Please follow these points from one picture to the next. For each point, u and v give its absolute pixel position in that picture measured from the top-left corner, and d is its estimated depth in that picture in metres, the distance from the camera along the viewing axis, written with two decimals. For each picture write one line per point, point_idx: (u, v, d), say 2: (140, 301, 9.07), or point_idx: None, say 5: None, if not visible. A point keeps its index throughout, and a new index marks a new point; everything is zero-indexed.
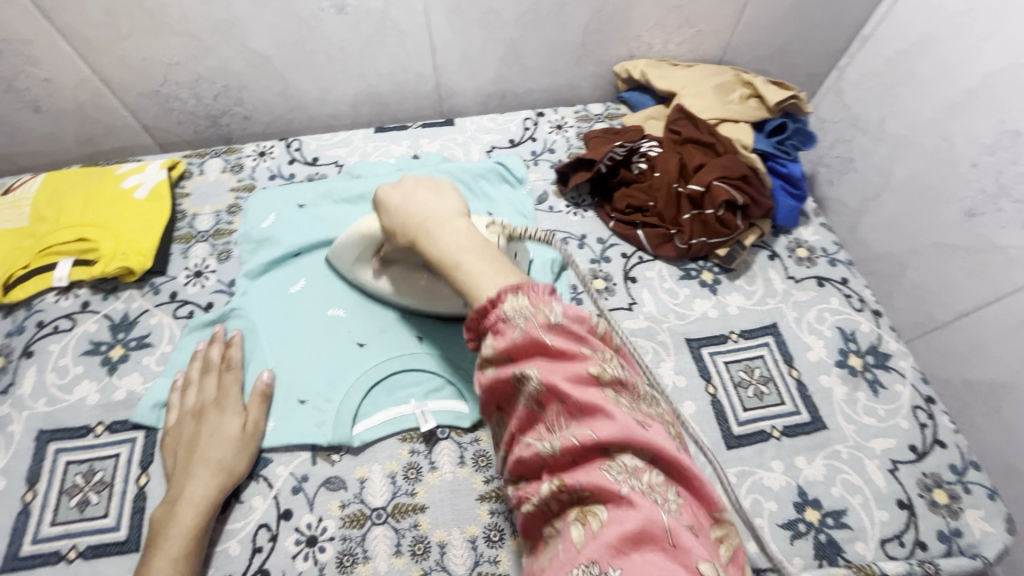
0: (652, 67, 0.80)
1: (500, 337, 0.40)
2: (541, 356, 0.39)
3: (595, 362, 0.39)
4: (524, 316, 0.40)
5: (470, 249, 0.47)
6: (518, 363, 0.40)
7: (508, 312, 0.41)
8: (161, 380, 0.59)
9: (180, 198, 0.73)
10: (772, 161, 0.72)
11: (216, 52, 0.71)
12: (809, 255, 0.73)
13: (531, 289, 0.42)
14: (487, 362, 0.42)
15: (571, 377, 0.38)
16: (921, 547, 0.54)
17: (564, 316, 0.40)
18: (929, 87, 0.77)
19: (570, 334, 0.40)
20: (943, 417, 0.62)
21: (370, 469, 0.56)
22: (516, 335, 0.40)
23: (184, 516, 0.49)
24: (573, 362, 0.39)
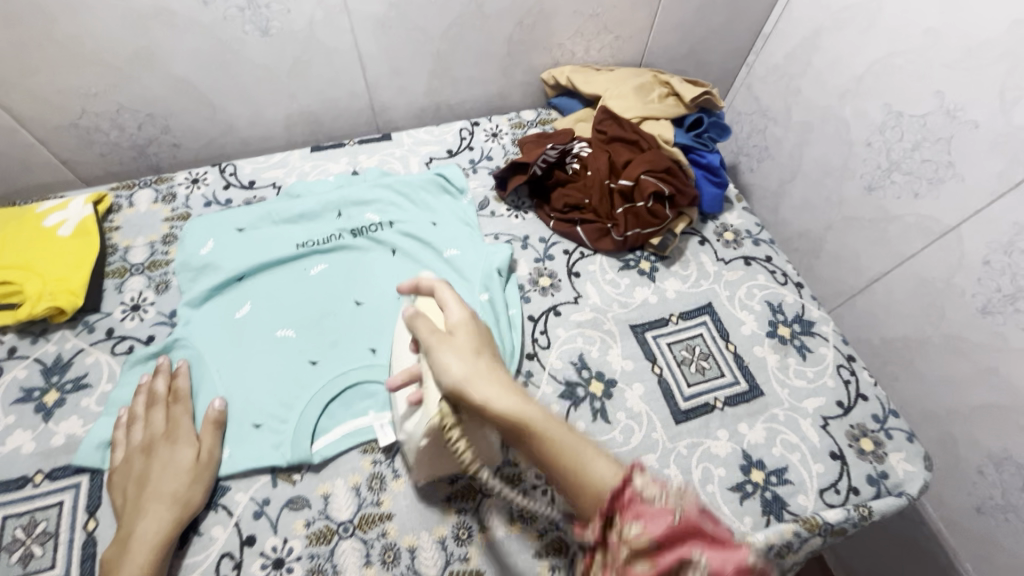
0: (576, 73, 0.84)
1: (647, 520, 0.34)
2: (700, 537, 0.33)
3: (749, 551, 0.33)
4: (667, 500, 0.35)
5: (479, 372, 0.44)
6: (674, 551, 0.33)
7: (644, 491, 0.36)
8: (103, 420, 0.57)
9: (110, 232, 0.71)
10: (693, 153, 0.77)
11: (138, 81, 0.70)
12: (735, 237, 0.78)
13: (646, 467, 0.37)
14: (632, 554, 0.33)
15: (737, 564, 0.32)
16: (854, 492, 0.59)
17: (699, 503, 0.36)
18: (824, 77, 0.85)
19: (715, 520, 0.35)
20: (863, 371, 0.68)
21: (334, 484, 0.56)
22: (667, 514, 0.34)
23: (137, 554, 0.48)
24: (731, 547, 0.33)
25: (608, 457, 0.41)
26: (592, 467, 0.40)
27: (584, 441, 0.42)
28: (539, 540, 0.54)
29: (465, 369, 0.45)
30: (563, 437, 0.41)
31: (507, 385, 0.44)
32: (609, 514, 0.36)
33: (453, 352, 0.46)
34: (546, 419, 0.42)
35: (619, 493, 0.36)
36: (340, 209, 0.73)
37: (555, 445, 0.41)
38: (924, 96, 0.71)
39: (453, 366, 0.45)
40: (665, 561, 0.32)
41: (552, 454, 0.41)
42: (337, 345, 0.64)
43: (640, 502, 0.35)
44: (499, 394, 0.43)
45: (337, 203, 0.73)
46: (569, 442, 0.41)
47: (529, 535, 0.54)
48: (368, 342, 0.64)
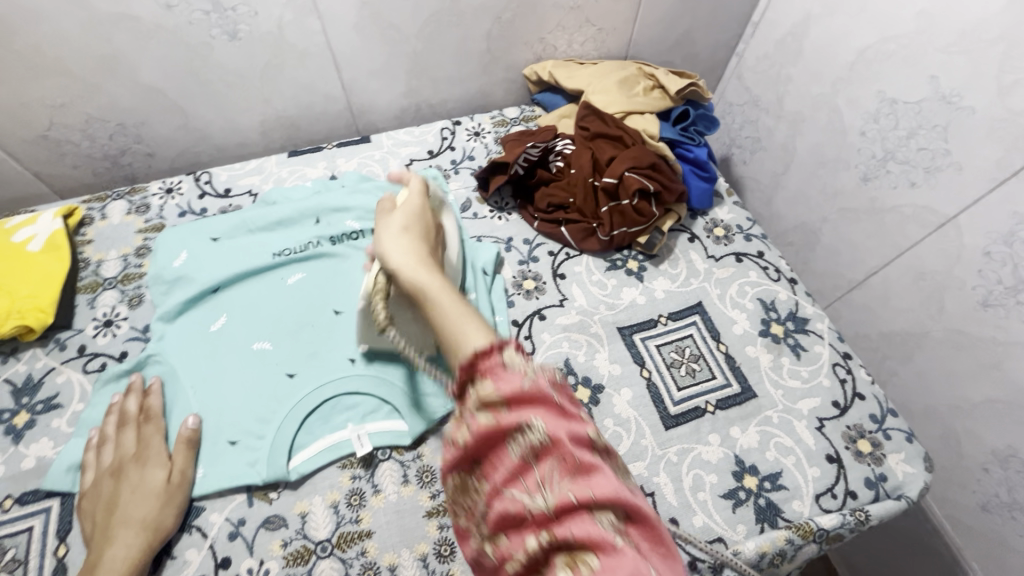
0: (559, 67, 0.82)
1: (501, 381, 0.35)
2: (545, 405, 0.34)
3: (590, 425, 0.35)
4: (524, 372, 0.35)
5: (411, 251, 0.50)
6: (519, 414, 0.34)
7: (507, 361, 0.36)
8: (75, 440, 0.56)
9: (82, 246, 0.69)
10: (680, 147, 0.75)
11: (105, 90, 0.68)
12: (726, 233, 0.76)
13: (518, 343, 0.38)
14: (478, 407, 0.35)
15: (575, 436, 0.34)
16: (852, 497, 0.57)
17: (557, 379, 0.37)
18: (815, 65, 0.82)
19: (568, 395, 0.36)
20: (860, 370, 0.66)
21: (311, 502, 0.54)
22: (520, 379, 0.35)
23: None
24: (574, 420, 0.35)
25: (483, 324, 0.42)
26: (463, 332, 0.41)
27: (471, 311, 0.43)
28: None
29: (394, 244, 0.51)
30: (444, 304, 0.44)
31: (430, 266, 0.48)
32: (470, 375, 0.37)
33: (400, 244, 0.51)
34: (437, 289, 0.45)
35: (479, 361, 0.37)
36: (317, 215, 0.71)
37: (433, 282, 0.46)
38: (919, 82, 0.68)
39: (397, 247, 0.50)
40: (505, 421, 0.34)
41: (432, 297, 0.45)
42: (315, 357, 0.62)
43: (495, 368, 0.36)
44: (413, 264, 0.48)
45: (314, 210, 0.71)
46: (449, 315, 0.43)
47: None
48: (346, 353, 0.62)
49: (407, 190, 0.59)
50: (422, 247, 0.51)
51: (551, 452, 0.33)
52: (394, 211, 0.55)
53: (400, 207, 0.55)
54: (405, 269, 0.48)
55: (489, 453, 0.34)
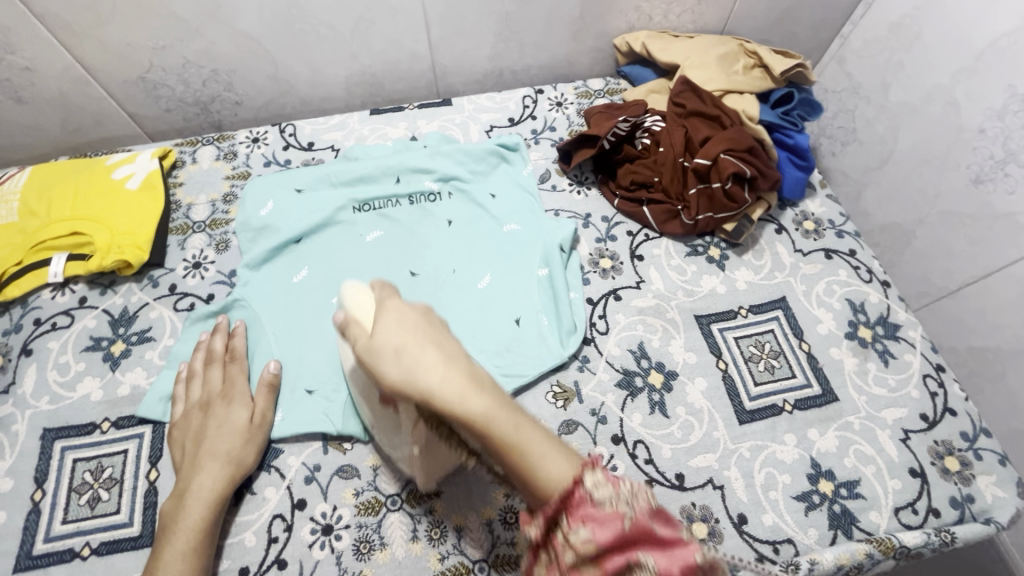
0: (653, 39, 0.78)
1: (596, 526, 0.33)
2: (571, 454, 0.35)
3: (695, 546, 0.34)
4: (617, 501, 0.34)
5: (440, 359, 0.37)
6: (624, 552, 0.33)
7: (594, 491, 0.35)
8: (167, 373, 0.58)
9: (174, 188, 0.71)
10: (778, 132, 0.71)
11: (203, 36, 0.69)
12: (816, 228, 0.72)
13: (606, 465, 0.36)
14: (580, 559, 0.34)
15: (683, 564, 0.33)
16: (934, 514, 0.55)
17: (651, 499, 0.36)
18: (935, 52, 0.75)
19: (665, 517, 0.35)
20: (953, 384, 0.62)
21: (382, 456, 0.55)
22: (615, 519, 0.34)
23: (194, 510, 0.49)
24: (679, 547, 0.34)
25: (564, 447, 0.37)
26: (547, 460, 0.35)
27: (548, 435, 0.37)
28: None
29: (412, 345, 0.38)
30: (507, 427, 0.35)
31: (471, 374, 0.37)
32: (557, 514, 0.35)
33: (426, 363, 0.37)
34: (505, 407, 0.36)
35: (569, 499, 0.35)
36: (398, 175, 0.71)
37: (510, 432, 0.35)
38: None
39: (423, 369, 0.36)
40: (531, 473, 0.35)
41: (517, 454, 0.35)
42: None
43: (590, 507, 0.34)
44: (460, 395, 0.35)
45: (395, 169, 0.71)
46: (537, 441, 0.36)
47: None
48: None
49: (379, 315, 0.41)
50: (450, 351, 0.38)
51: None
52: (376, 331, 0.40)
53: (411, 341, 0.38)
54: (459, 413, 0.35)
55: (527, 499, 0.36)
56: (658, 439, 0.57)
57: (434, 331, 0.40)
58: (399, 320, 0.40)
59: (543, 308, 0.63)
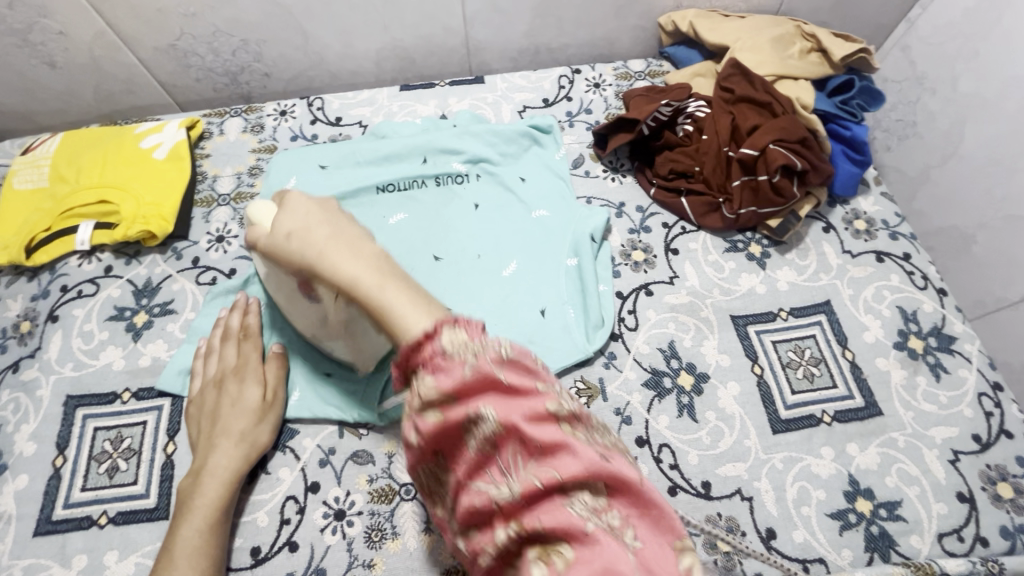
0: (701, 18, 0.73)
1: (441, 374, 0.32)
2: (495, 390, 0.31)
3: (552, 398, 0.31)
4: (463, 349, 0.32)
5: (328, 241, 0.40)
6: (465, 403, 0.31)
7: (446, 346, 0.32)
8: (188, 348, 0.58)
9: (200, 159, 0.70)
10: (834, 123, 0.66)
11: (234, 3, 0.67)
12: (868, 228, 0.67)
13: (470, 324, 0.33)
14: (424, 408, 0.32)
15: (530, 414, 0.30)
16: (982, 543, 0.51)
17: (512, 349, 0.33)
18: (1015, 40, 0.69)
19: (522, 368, 0.32)
20: (1011, 405, 0.57)
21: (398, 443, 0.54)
22: (459, 368, 0.31)
23: (210, 489, 0.48)
24: (529, 398, 0.31)
25: (432, 302, 0.37)
26: (408, 310, 0.36)
27: (415, 283, 0.38)
28: None
29: (301, 224, 0.42)
30: (365, 272, 0.38)
31: (354, 247, 0.40)
32: (410, 368, 0.33)
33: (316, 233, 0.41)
34: (383, 272, 0.38)
35: (417, 350, 0.33)
36: (425, 155, 0.69)
37: (371, 281, 0.37)
38: None
39: (313, 239, 0.41)
40: (454, 415, 0.31)
41: (374, 302, 0.37)
42: None
43: (431, 351, 0.32)
44: (342, 257, 0.39)
45: (423, 149, 0.69)
46: (397, 296, 0.36)
47: None
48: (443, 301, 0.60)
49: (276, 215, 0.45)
50: (334, 225, 0.42)
51: (508, 439, 0.30)
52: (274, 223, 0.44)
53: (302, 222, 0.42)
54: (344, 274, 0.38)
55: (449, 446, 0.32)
56: (685, 444, 0.54)
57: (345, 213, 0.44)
58: (296, 207, 0.44)
59: (569, 300, 0.60)
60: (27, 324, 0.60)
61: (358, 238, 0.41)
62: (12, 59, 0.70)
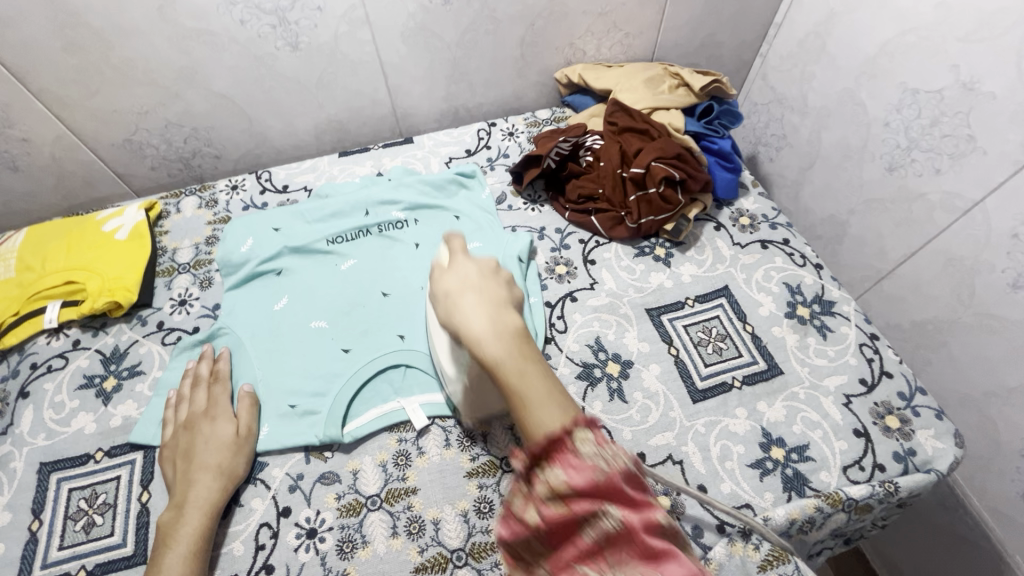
0: (588, 70, 0.87)
1: (572, 470, 0.37)
2: (619, 497, 0.38)
3: (660, 509, 0.39)
4: (599, 460, 0.38)
5: (471, 281, 0.53)
6: (592, 501, 0.37)
7: (580, 446, 0.38)
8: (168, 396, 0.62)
9: (160, 235, 0.77)
10: (704, 140, 0.78)
11: (182, 97, 0.76)
12: (752, 222, 0.79)
13: (597, 429, 0.39)
14: (550, 495, 0.37)
15: (646, 523, 0.37)
16: (880, 469, 0.58)
17: (628, 459, 0.40)
18: (838, 62, 0.85)
19: (636, 482, 0.40)
20: (888, 350, 0.67)
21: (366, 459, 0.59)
22: (592, 471, 0.37)
23: (192, 521, 0.52)
24: (646, 508, 0.38)
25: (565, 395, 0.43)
26: (540, 396, 0.42)
27: (546, 369, 0.44)
28: None
29: (458, 275, 0.54)
30: (520, 362, 0.44)
31: (492, 310, 0.49)
32: (539, 458, 0.38)
33: (466, 304, 0.50)
34: (515, 350, 0.45)
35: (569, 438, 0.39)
36: (367, 208, 0.77)
37: (515, 362, 0.44)
38: (939, 71, 0.71)
39: (465, 294, 0.51)
40: (578, 509, 0.37)
41: (514, 380, 0.43)
42: (367, 335, 0.67)
43: (575, 461, 0.38)
44: (490, 313, 0.49)
45: (364, 203, 0.77)
46: (537, 384, 0.42)
47: None
48: (396, 330, 0.67)
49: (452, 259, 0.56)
50: (484, 288, 0.52)
51: (625, 538, 0.37)
52: (450, 268, 0.55)
53: (463, 287, 0.52)
54: (479, 339, 0.46)
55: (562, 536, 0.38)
56: (619, 423, 0.61)
57: (500, 281, 0.54)
58: (466, 267, 0.54)
59: None
60: None
61: (502, 307, 0.50)
62: None
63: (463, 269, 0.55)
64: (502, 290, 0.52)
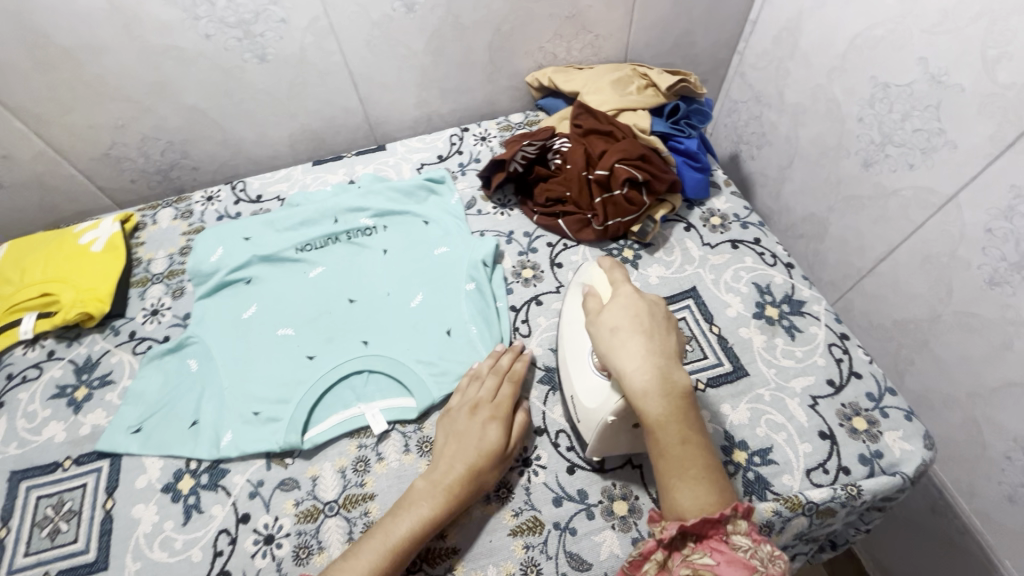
0: (558, 73, 0.87)
1: (721, 556, 0.41)
2: None
3: None
4: (753, 554, 0.40)
5: (631, 324, 0.51)
6: None
7: (735, 540, 0.41)
8: (146, 401, 0.64)
9: (136, 247, 0.79)
10: (671, 140, 0.78)
11: (156, 111, 0.78)
12: (722, 222, 0.78)
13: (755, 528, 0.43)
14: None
15: None
16: (845, 472, 0.57)
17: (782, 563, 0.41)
18: (811, 58, 0.84)
19: None
20: (858, 349, 0.66)
21: (480, 462, 0.54)
22: (747, 565, 0.40)
23: (367, 555, 0.49)
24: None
25: (719, 482, 0.44)
26: (699, 483, 0.44)
27: (704, 443, 0.46)
28: (514, 520, 0.56)
29: (624, 313, 0.52)
30: (684, 439, 0.45)
31: (663, 365, 0.48)
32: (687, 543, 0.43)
33: (630, 349, 0.49)
34: (678, 416, 0.46)
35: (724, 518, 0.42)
36: (336, 216, 0.78)
37: (675, 431, 0.45)
38: (907, 64, 0.69)
39: (629, 339, 0.49)
40: None
41: (677, 447, 0.45)
42: (331, 341, 0.68)
43: (725, 547, 0.41)
44: (659, 365, 0.48)
45: (333, 211, 0.78)
46: (695, 458, 0.45)
47: (505, 515, 0.56)
48: (360, 336, 0.68)
49: (616, 291, 0.56)
50: (657, 338, 0.49)
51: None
52: (609, 307, 0.54)
53: (631, 327, 0.50)
54: (639, 395, 0.47)
55: None
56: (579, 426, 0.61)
57: (666, 324, 0.51)
58: (626, 307, 0.53)
59: (472, 319, 0.68)
60: None
61: (669, 365, 0.48)
62: None
63: (619, 310, 0.53)
64: (669, 340, 0.50)
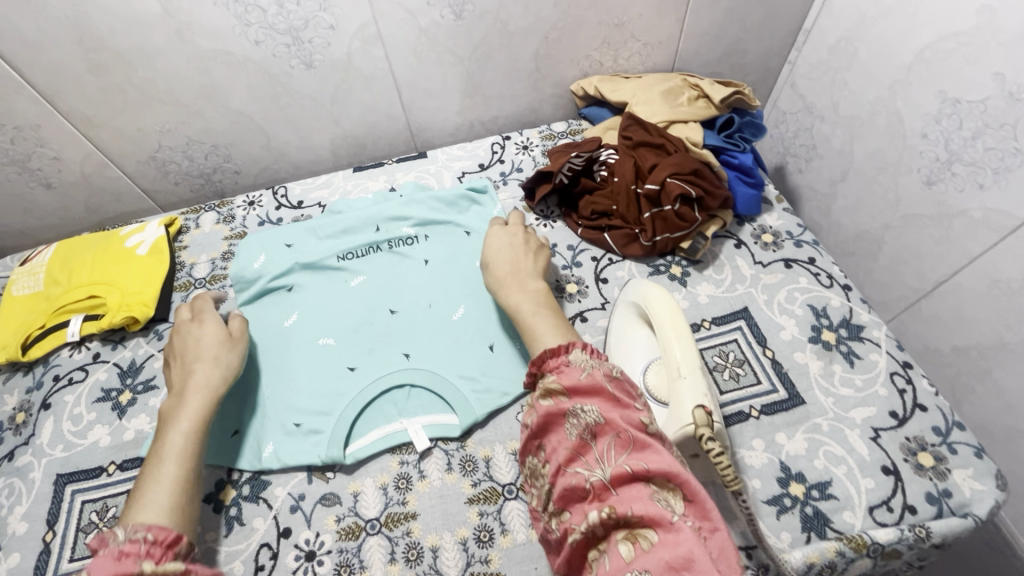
0: (605, 82, 0.85)
1: (564, 377, 0.48)
2: (601, 399, 0.45)
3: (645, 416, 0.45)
4: (588, 369, 0.47)
5: (499, 250, 0.64)
6: (579, 402, 0.46)
7: (571, 361, 0.49)
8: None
9: (179, 251, 0.79)
10: (724, 154, 0.75)
11: (202, 116, 0.78)
12: (775, 240, 0.75)
13: (588, 349, 0.50)
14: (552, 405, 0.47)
15: (628, 420, 0.44)
16: (910, 511, 0.54)
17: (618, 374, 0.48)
18: (871, 69, 0.80)
19: (622, 389, 0.47)
20: (922, 380, 0.62)
21: (218, 380, 0.58)
22: (579, 375, 0.47)
23: (159, 495, 0.49)
24: (625, 408, 0.45)
25: (564, 331, 0.55)
26: (548, 333, 0.54)
27: (558, 319, 0.57)
28: None
29: (497, 245, 0.65)
30: (546, 320, 0.56)
31: (524, 281, 0.61)
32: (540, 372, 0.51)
33: (501, 263, 0.63)
34: (537, 302, 0.58)
35: (547, 360, 0.50)
36: (378, 225, 0.77)
37: (531, 310, 0.57)
38: (983, 79, 0.65)
39: (501, 259, 0.63)
40: (568, 408, 0.46)
41: (535, 325, 0.56)
42: (372, 353, 0.67)
43: (566, 368, 0.49)
44: (522, 282, 0.60)
45: (375, 219, 0.77)
46: (546, 325, 0.55)
47: None
48: (402, 348, 0.67)
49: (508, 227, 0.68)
50: (517, 261, 0.63)
51: (605, 430, 0.44)
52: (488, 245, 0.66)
53: (497, 251, 0.64)
54: (511, 297, 0.60)
55: (558, 432, 0.46)
56: None
57: (525, 250, 0.64)
58: (499, 240, 0.65)
59: (515, 334, 0.67)
60: (22, 415, 0.66)
61: (528, 273, 0.62)
62: (12, 184, 0.80)
63: (495, 243, 0.65)
64: (535, 263, 0.63)
